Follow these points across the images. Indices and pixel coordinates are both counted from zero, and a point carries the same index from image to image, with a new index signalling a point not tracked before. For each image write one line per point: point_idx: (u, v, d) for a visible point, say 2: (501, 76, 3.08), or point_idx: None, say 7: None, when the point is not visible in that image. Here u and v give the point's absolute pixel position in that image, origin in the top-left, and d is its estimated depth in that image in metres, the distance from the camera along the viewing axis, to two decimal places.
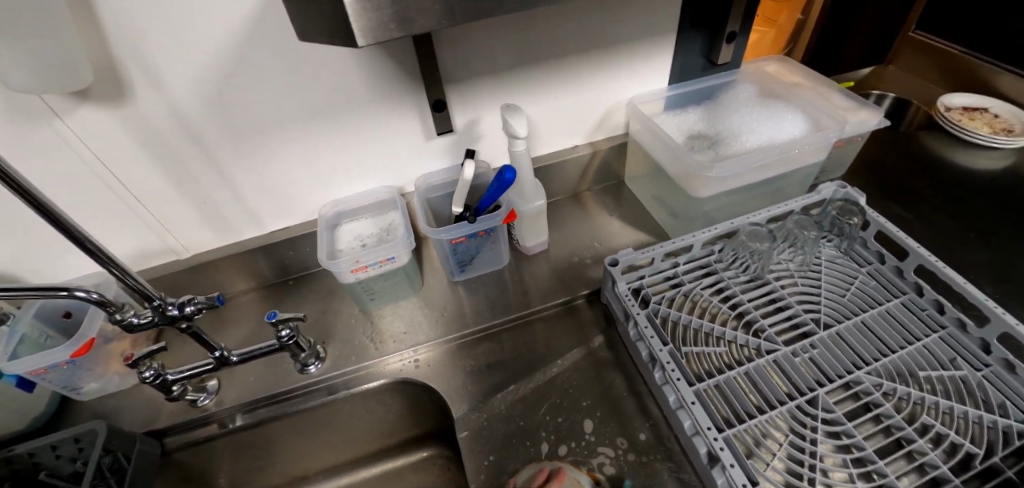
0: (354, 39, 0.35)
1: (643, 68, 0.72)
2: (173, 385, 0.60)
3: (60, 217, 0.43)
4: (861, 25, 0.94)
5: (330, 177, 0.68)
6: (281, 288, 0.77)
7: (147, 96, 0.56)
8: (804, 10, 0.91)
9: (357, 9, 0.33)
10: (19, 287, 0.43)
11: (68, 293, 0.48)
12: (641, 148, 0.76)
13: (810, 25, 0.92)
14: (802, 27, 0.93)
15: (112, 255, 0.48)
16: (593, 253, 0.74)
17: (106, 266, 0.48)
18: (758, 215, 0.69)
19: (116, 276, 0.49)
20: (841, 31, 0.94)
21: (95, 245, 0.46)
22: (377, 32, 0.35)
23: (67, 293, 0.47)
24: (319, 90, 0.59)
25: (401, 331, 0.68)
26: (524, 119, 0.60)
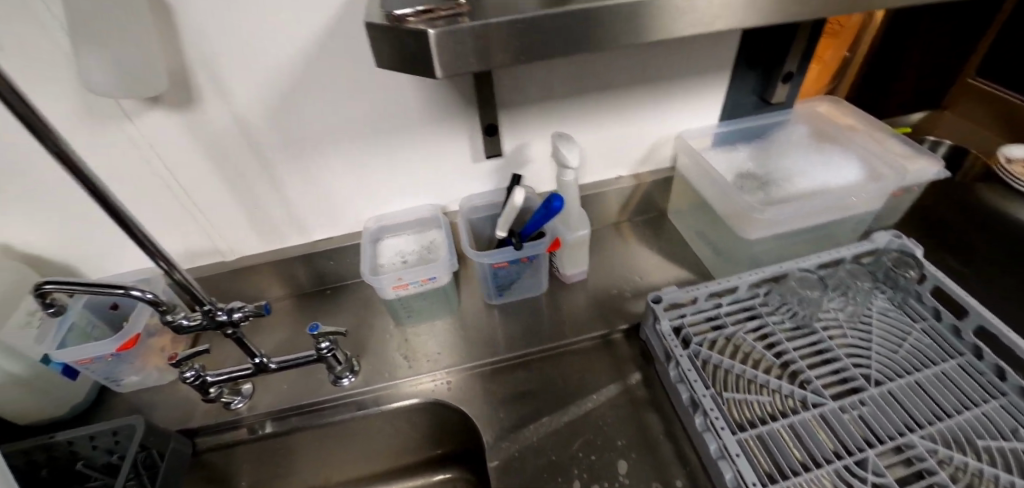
0: (433, 71, 0.35)
1: (694, 104, 0.72)
2: (211, 388, 0.60)
3: (117, 208, 0.45)
4: (913, 65, 0.87)
5: (378, 192, 0.69)
6: (318, 297, 0.78)
7: (214, 104, 0.58)
8: (850, 47, 0.84)
9: (440, 41, 0.33)
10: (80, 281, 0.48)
11: (126, 292, 0.49)
12: (687, 183, 0.75)
13: (858, 63, 0.86)
14: (848, 65, 0.86)
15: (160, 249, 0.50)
16: (631, 286, 0.73)
17: (154, 257, 0.50)
18: (808, 261, 0.68)
19: (162, 268, 0.51)
20: (890, 70, 0.87)
21: (144, 237, 0.48)
22: (455, 64, 0.35)
23: (123, 291, 0.49)
24: (377, 108, 0.61)
25: (433, 350, 0.68)
26: (576, 150, 0.60)
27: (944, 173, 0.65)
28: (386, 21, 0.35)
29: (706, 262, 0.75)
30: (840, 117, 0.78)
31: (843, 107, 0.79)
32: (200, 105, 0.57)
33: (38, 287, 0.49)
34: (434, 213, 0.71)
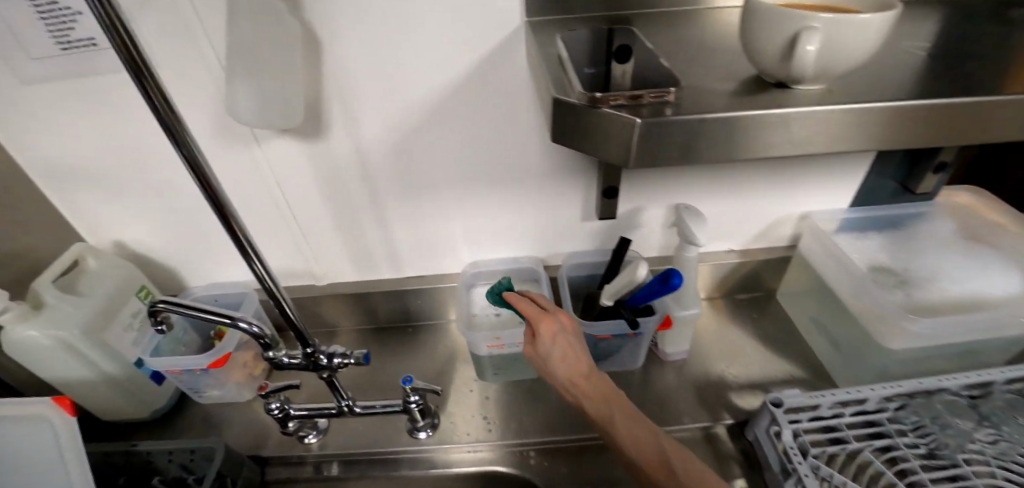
0: (628, 161, 0.32)
1: (828, 185, 0.66)
2: (290, 422, 0.58)
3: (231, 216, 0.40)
4: None
5: (479, 238, 0.67)
6: (397, 332, 0.76)
7: (340, 138, 0.57)
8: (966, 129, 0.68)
9: (642, 134, 0.30)
10: (188, 306, 0.46)
11: (233, 323, 0.46)
12: (808, 267, 0.69)
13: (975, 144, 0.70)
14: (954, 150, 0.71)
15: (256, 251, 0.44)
16: (734, 374, 0.66)
17: (250, 262, 0.44)
18: (954, 380, 0.59)
19: (256, 277, 0.46)
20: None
21: (243, 238, 0.42)
22: (651, 154, 0.31)
23: (231, 322, 0.46)
24: (496, 157, 0.59)
25: (516, 413, 0.64)
26: (705, 227, 0.55)
27: None
28: (578, 98, 0.31)
29: (821, 359, 0.68)
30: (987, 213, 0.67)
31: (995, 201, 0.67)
32: (327, 138, 0.57)
33: (153, 305, 0.47)
34: (535, 265, 0.68)
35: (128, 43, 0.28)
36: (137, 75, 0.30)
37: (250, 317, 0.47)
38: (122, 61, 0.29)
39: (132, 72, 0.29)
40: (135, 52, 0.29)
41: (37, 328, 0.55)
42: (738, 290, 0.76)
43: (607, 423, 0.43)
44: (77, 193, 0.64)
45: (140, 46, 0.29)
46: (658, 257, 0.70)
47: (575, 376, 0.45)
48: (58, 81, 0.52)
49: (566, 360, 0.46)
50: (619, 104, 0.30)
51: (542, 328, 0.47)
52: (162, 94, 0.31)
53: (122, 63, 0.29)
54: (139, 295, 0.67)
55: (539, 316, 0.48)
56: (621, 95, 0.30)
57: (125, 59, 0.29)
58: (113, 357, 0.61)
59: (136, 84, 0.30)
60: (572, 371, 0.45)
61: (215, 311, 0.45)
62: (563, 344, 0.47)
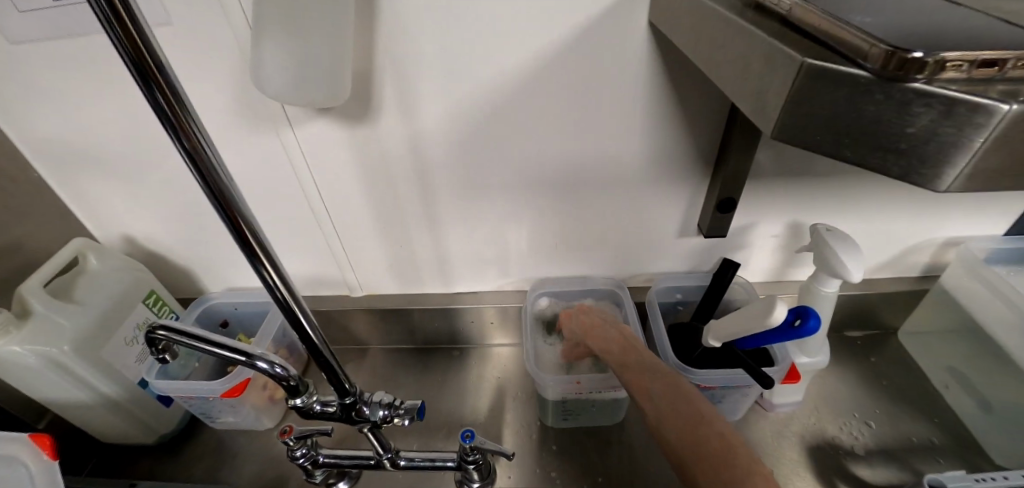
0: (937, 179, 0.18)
1: (993, 207, 0.52)
2: (317, 471, 0.48)
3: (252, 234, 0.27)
4: None
5: (548, 253, 0.56)
6: (439, 355, 0.65)
7: (391, 122, 0.46)
8: None
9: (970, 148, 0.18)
10: (199, 340, 0.34)
11: (249, 362, 0.35)
12: (954, 305, 0.55)
13: None
14: None
15: (272, 259, 0.30)
16: (855, 435, 0.54)
17: (258, 269, 0.29)
18: None
19: (265, 286, 0.31)
20: None
21: (270, 263, 0.30)
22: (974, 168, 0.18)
23: (248, 362, 0.35)
24: (583, 155, 0.47)
25: (584, 469, 0.52)
26: (861, 259, 0.42)
27: None
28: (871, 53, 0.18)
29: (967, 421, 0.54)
30: None
31: None
32: (376, 124, 0.47)
33: (150, 332, 0.35)
34: (615, 287, 0.56)
35: (122, 13, 0.18)
36: (142, 74, 0.20)
37: (270, 354, 0.37)
38: (121, 55, 0.19)
39: (135, 72, 0.20)
40: (132, 26, 0.19)
41: (21, 343, 0.46)
42: (848, 326, 0.63)
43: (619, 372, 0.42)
44: (76, 180, 0.54)
45: (142, 22, 0.19)
46: (763, 283, 0.57)
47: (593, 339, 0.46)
48: (49, 42, 0.42)
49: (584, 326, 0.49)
50: (955, 77, 0.17)
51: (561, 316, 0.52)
52: (177, 96, 0.21)
53: (123, 62, 0.19)
54: (147, 302, 0.57)
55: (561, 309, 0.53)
56: (965, 59, 0.17)
57: (124, 49, 0.19)
58: (112, 377, 0.52)
59: (143, 89, 0.20)
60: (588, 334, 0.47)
61: (233, 346, 0.35)
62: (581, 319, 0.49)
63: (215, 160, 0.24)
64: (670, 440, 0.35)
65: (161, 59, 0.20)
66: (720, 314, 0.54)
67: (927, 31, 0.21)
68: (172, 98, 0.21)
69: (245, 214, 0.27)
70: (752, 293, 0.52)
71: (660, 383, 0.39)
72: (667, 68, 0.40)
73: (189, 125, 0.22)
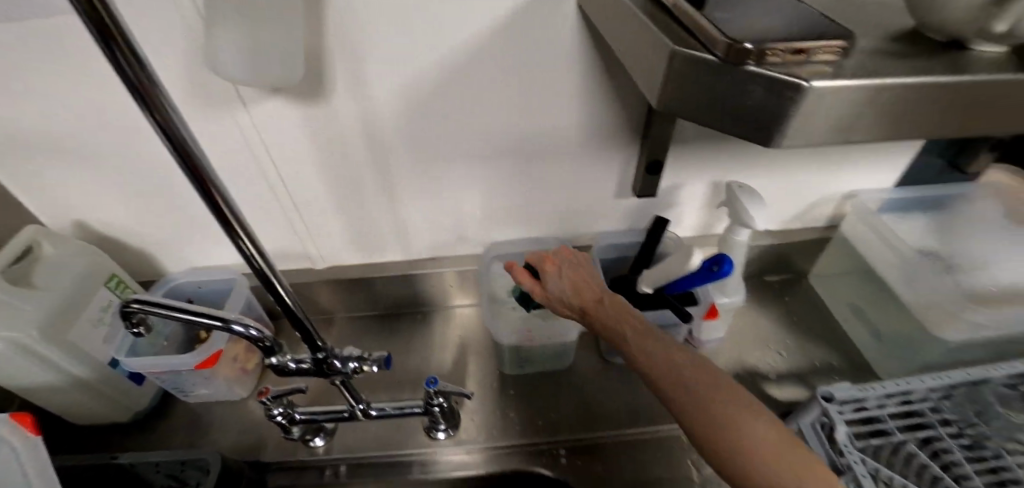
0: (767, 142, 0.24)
1: (881, 161, 0.61)
2: (293, 426, 0.53)
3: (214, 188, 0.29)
4: None
5: (500, 217, 0.60)
6: (402, 320, 0.69)
7: (343, 102, 0.49)
8: None
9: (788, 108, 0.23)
10: (180, 306, 0.38)
11: (224, 325, 0.39)
12: (851, 248, 0.64)
13: None
14: None
15: (235, 215, 0.32)
16: (768, 364, 0.62)
17: (232, 238, 0.33)
18: (1005, 371, 0.56)
19: (242, 256, 0.35)
20: None
21: (229, 214, 0.32)
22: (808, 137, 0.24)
23: (224, 325, 0.39)
24: (522, 128, 0.52)
25: (537, 409, 0.59)
26: (764, 209, 0.49)
27: None
28: (718, 51, 0.23)
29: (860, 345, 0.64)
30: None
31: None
32: (331, 101, 0.49)
33: (125, 306, 0.38)
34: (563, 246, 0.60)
35: None
36: (104, 38, 0.21)
37: (244, 318, 0.40)
38: (81, 18, 0.20)
39: (96, 33, 0.20)
40: None
41: None
42: (767, 272, 0.72)
43: (620, 340, 0.41)
44: (18, 167, 0.53)
45: None
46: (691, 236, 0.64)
47: (587, 302, 0.44)
48: None
49: (572, 284, 0.46)
50: (775, 61, 0.23)
51: (546, 267, 0.47)
52: (138, 59, 0.22)
53: (83, 23, 0.20)
54: (109, 285, 0.58)
55: (542, 261, 0.49)
56: (782, 49, 0.23)
57: (84, 14, 0.19)
58: (82, 359, 0.53)
59: (103, 50, 0.21)
60: (580, 293, 0.45)
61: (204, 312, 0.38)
62: (569, 276, 0.46)
63: (179, 123, 0.26)
64: (678, 408, 0.36)
65: (124, 27, 0.21)
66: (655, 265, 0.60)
67: (766, 20, 0.27)
68: (136, 65, 0.22)
69: (207, 172, 0.29)
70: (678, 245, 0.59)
71: (659, 352, 0.39)
72: (595, 46, 0.45)
73: (154, 92, 0.24)
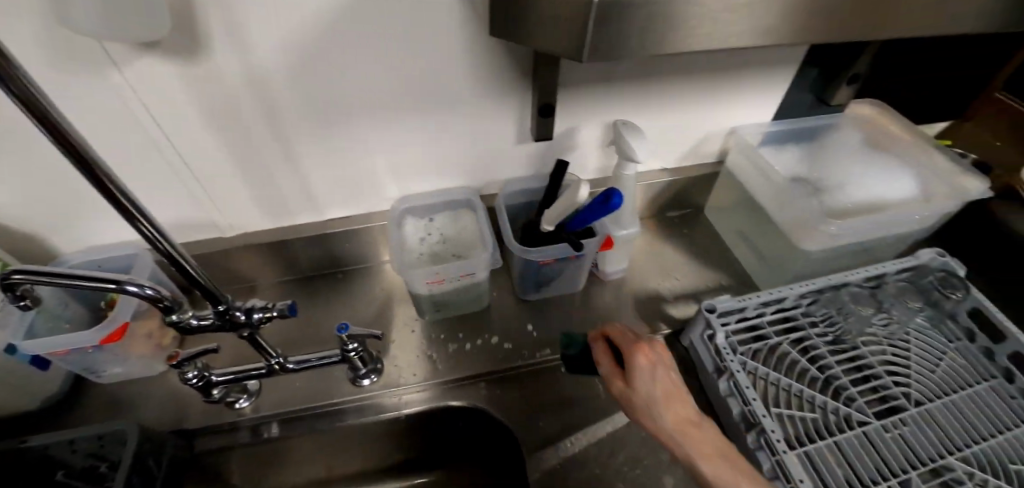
0: None
1: (756, 97, 0.67)
2: (214, 389, 0.54)
3: (106, 179, 0.34)
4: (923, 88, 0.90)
5: (408, 169, 0.62)
6: (327, 280, 0.73)
7: (225, 56, 0.48)
8: None
9: None
10: (64, 274, 0.36)
11: (119, 287, 0.38)
12: (734, 179, 0.72)
13: None
14: None
15: (133, 202, 0.37)
16: (666, 289, 0.70)
17: (132, 222, 0.37)
18: (857, 274, 0.65)
19: (145, 240, 0.39)
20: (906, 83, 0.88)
21: (127, 202, 0.36)
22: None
23: (117, 287, 0.38)
24: (416, 77, 0.53)
25: (457, 348, 0.65)
26: (645, 142, 0.53)
27: (985, 195, 0.65)
28: None
29: (747, 269, 0.72)
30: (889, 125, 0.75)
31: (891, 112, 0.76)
32: (212, 57, 0.48)
33: (6, 277, 0.37)
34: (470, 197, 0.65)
35: None
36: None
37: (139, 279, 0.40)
38: None
39: None
40: None
41: None
42: (669, 207, 0.79)
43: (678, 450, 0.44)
44: None
45: None
46: (593, 179, 0.70)
47: (652, 405, 0.46)
48: None
49: (656, 386, 0.47)
50: None
51: (639, 359, 0.48)
52: (13, 68, 0.26)
53: None
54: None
55: (634, 348, 0.49)
56: None
57: None
58: None
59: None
60: (666, 403, 0.46)
61: (90, 276, 0.37)
62: (660, 375, 0.47)
63: (62, 122, 0.29)
64: None
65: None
66: None
67: None
68: (13, 74, 0.26)
69: (97, 165, 0.33)
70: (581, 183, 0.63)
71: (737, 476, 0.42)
72: None
73: (32, 97, 0.27)
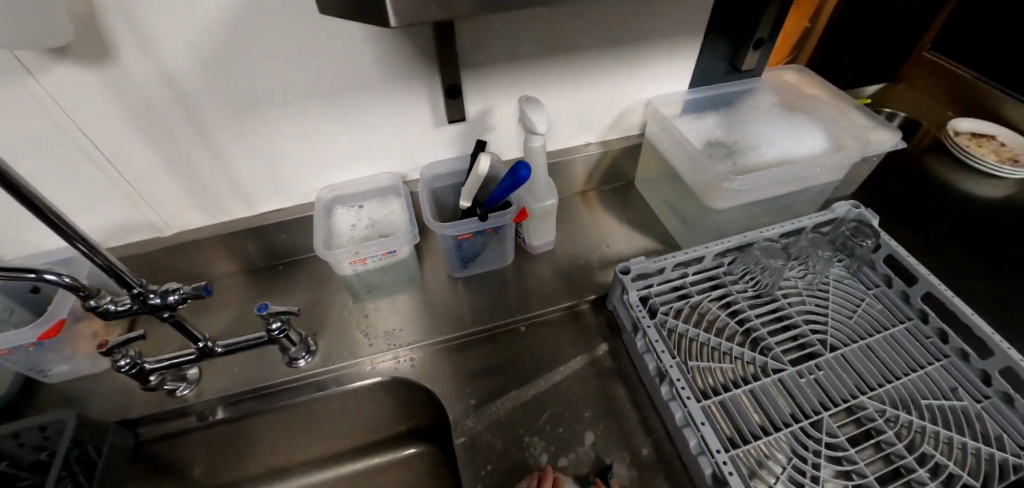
0: (387, 19, 0.30)
1: (665, 69, 0.71)
2: (150, 375, 0.57)
3: (36, 201, 0.38)
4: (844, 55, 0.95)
5: (334, 158, 0.67)
6: (268, 272, 0.77)
7: (135, 60, 0.50)
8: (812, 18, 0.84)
9: None
10: None
11: (37, 277, 0.40)
12: (654, 148, 0.75)
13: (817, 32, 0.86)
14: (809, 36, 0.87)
15: (67, 223, 0.40)
16: (597, 255, 0.75)
17: (69, 240, 0.41)
18: (773, 230, 0.68)
19: (83, 255, 0.43)
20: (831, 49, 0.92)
21: (62, 222, 0.40)
22: (415, 11, 0.30)
23: (36, 277, 0.40)
24: (327, 69, 0.57)
25: (394, 326, 0.68)
26: (544, 114, 0.56)
27: (898, 146, 0.65)
28: None
29: (671, 231, 0.77)
30: (807, 88, 0.77)
31: (811, 76, 0.78)
32: (120, 61, 0.50)
33: None
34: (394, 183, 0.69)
35: None
36: None
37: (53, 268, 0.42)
38: None
39: None
40: None
41: None
42: (601, 182, 0.84)
43: None
44: None
45: None
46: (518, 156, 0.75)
47: None
48: None
49: None
50: None
51: None
52: None
53: None
54: None
55: None
56: None
57: None
58: None
59: None
60: None
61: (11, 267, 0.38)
62: None
63: None
64: None
65: None
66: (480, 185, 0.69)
67: None
68: None
69: (26, 188, 0.37)
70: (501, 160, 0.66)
71: None
72: None
73: None
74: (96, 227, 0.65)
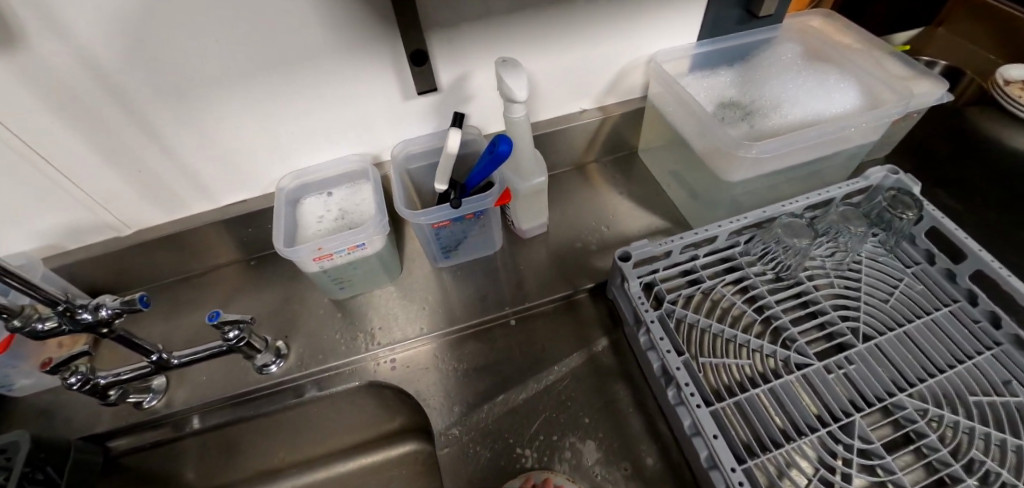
0: None
1: (669, 20, 0.61)
2: (107, 391, 0.52)
3: None
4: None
5: (296, 142, 0.60)
6: (241, 268, 0.72)
7: (43, 42, 0.43)
8: None
9: None
10: None
11: None
12: (658, 113, 0.67)
13: None
14: None
15: None
16: (594, 238, 0.67)
17: None
18: (797, 203, 0.60)
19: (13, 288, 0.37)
20: None
21: None
22: None
23: None
24: (274, 40, 0.49)
25: (375, 324, 0.62)
26: (523, 78, 0.48)
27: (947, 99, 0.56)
28: None
29: (679, 206, 0.69)
30: (837, 34, 0.67)
31: (839, 19, 0.67)
32: (28, 44, 0.43)
33: None
34: (363, 165, 0.63)
35: None
36: None
37: None
38: None
39: None
40: None
41: None
42: (601, 153, 0.76)
43: None
44: None
45: None
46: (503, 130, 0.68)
47: None
48: None
49: None
50: None
51: None
52: None
53: None
54: None
55: None
56: None
57: None
58: None
59: None
60: None
61: None
62: None
63: None
64: None
65: None
66: (459, 164, 0.62)
67: None
68: None
69: None
70: (480, 134, 0.60)
71: None
72: None
73: None
74: (46, 231, 0.60)
